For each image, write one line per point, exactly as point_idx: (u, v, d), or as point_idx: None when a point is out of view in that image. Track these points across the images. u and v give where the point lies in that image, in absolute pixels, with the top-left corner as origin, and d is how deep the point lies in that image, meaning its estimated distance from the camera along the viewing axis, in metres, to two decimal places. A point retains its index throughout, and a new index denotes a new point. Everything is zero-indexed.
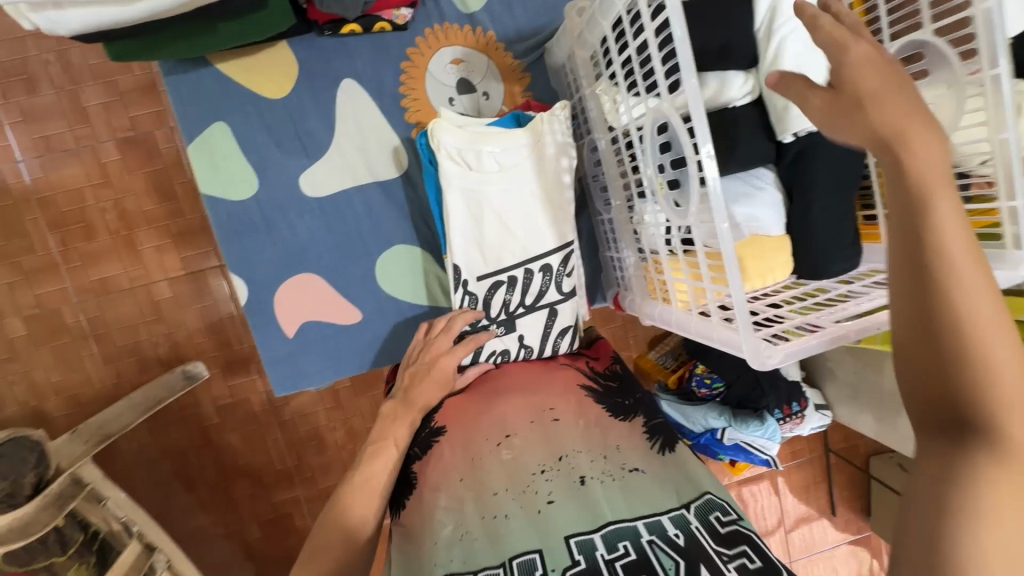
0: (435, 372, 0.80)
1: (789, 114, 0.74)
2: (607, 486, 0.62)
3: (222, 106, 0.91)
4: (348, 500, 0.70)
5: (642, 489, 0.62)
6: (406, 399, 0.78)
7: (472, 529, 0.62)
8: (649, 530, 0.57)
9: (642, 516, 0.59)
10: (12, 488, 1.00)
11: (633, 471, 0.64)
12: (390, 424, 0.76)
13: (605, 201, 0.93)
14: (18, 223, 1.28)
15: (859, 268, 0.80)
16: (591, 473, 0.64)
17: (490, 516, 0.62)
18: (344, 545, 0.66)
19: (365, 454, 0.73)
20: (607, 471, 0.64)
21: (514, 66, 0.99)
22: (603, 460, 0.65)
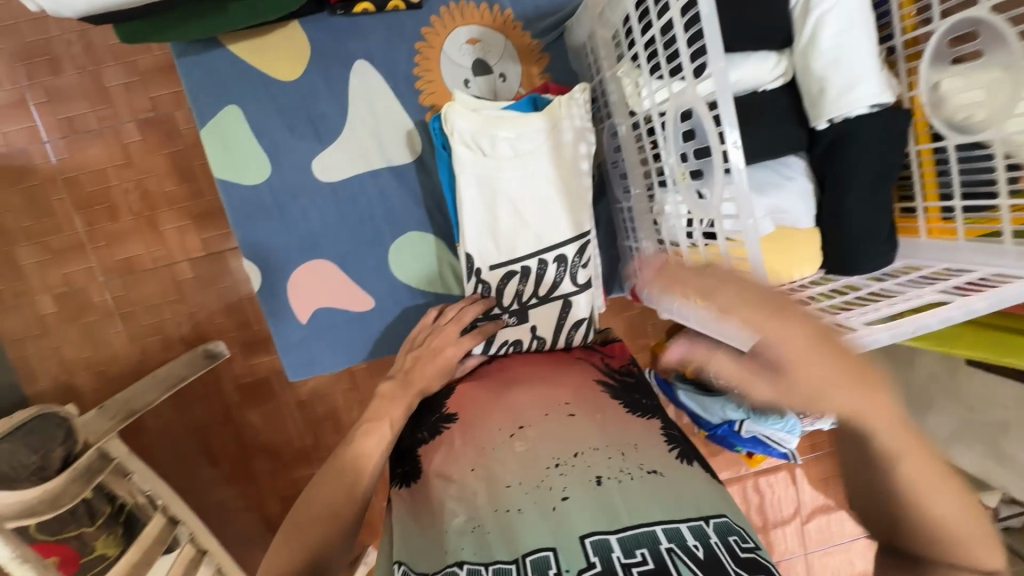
0: (438, 358, 0.79)
1: (826, 99, 0.70)
2: (625, 487, 0.60)
3: (236, 87, 0.90)
4: (334, 478, 0.69)
5: (662, 493, 0.60)
6: (405, 380, 0.77)
7: (484, 521, 0.60)
8: (668, 536, 0.54)
9: (661, 521, 0.56)
10: (43, 462, 1.03)
11: (653, 472, 0.62)
12: (386, 404, 0.75)
13: (624, 188, 0.90)
14: (46, 203, 1.30)
15: (894, 264, 0.76)
16: (608, 473, 0.62)
17: (503, 509, 0.61)
18: (328, 519, 0.67)
19: (359, 429, 0.73)
20: (625, 469, 0.62)
21: (532, 46, 0.95)
22: (621, 459, 0.63)
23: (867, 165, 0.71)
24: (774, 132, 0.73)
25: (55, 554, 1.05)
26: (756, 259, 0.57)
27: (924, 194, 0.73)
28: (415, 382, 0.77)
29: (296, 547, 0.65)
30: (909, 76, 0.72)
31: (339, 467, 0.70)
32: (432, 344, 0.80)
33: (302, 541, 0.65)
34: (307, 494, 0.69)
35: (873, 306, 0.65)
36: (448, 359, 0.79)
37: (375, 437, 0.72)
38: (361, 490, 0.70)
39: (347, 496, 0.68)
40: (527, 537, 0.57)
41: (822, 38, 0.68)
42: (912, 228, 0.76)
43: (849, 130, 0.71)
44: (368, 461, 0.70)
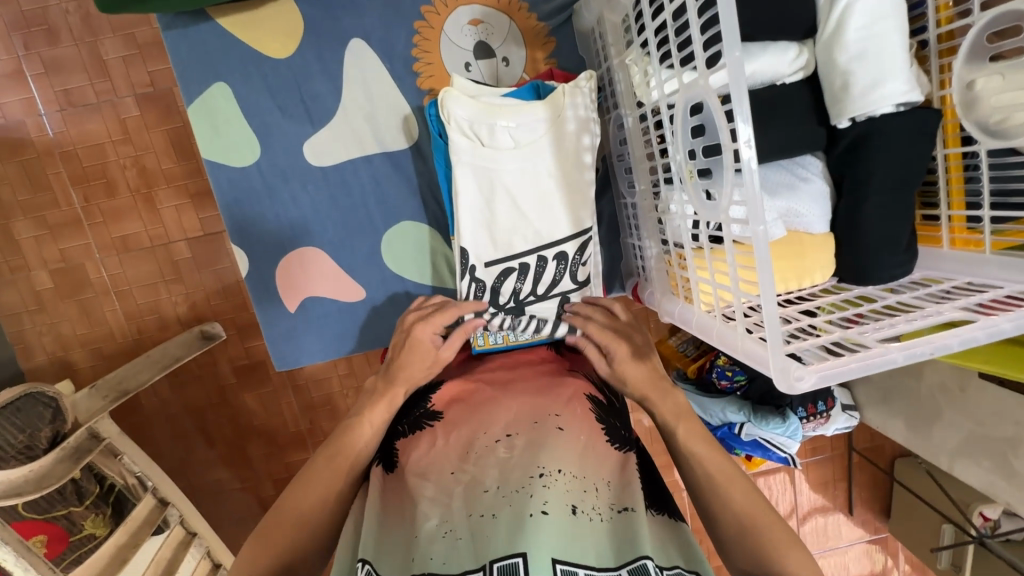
0: (411, 342, 0.77)
1: (848, 95, 0.65)
2: (596, 525, 0.57)
3: (229, 64, 0.86)
4: (307, 484, 0.68)
5: (631, 534, 0.56)
6: (389, 374, 0.76)
7: (457, 526, 0.56)
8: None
9: (627, 563, 0.53)
10: (29, 441, 1.01)
11: (623, 511, 0.59)
12: (373, 400, 0.74)
13: (629, 184, 0.85)
14: (42, 177, 1.28)
15: (912, 276, 0.71)
16: (582, 506, 0.58)
17: (478, 514, 0.56)
18: (298, 524, 0.65)
19: (340, 427, 0.72)
20: (597, 508, 0.59)
21: (538, 29, 0.90)
22: (595, 494, 0.59)
23: (888, 169, 0.67)
24: (791, 131, 0.69)
25: (41, 532, 1.03)
26: (766, 267, 0.52)
27: (949, 202, 0.69)
28: (400, 375, 0.75)
29: (264, 551, 0.63)
30: (941, 73, 0.66)
31: (315, 470, 0.68)
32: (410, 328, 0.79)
33: (271, 547, 0.64)
34: (281, 501, 0.67)
35: (887, 323, 0.60)
36: (421, 341, 0.76)
37: (356, 438, 0.70)
38: (332, 497, 0.68)
39: (317, 504, 0.67)
40: (498, 544, 0.53)
41: (848, 31, 0.63)
42: (935, 237, 0.72)
43: (872, 131, 0.66)
44: (343, 463, 0.68)
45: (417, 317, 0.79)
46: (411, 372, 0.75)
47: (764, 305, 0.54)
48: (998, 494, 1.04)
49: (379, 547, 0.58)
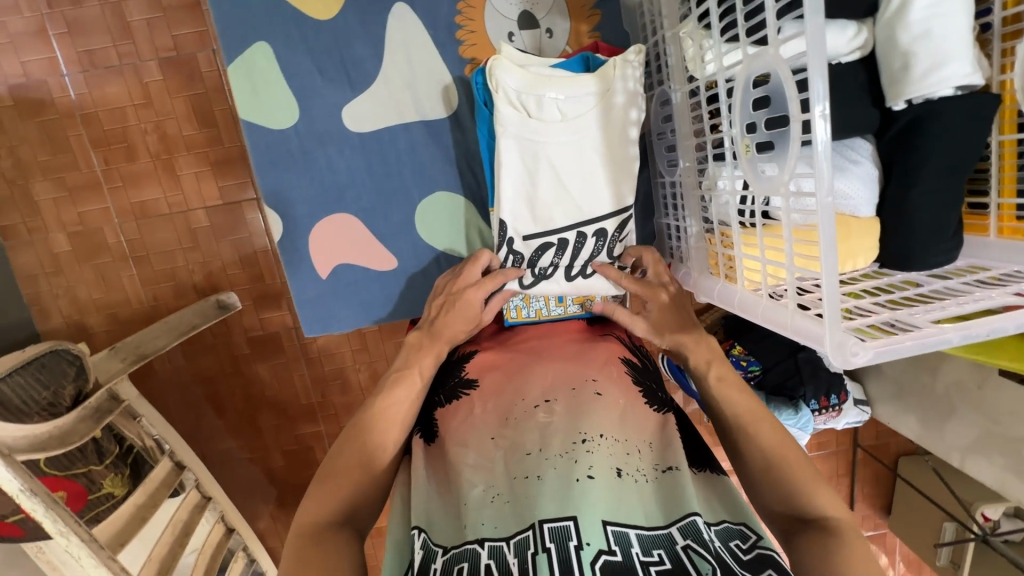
0: (460, 302, 0.77)
1: (908, 77, 0.64)
2: (641, 487, 0.58)
3: (267, 26, 0.85)
4: (344, 447, 0.66)
5: (676, 491, 0.57)
6: (432, 330, 0.76)
7: (502, 490, 0.58)
8: (684, 534, 0.53)
9: (676, 520, 0.54)
10: (53, 399, 1.03)
11: (668, 470, 0.59)
12: (414, 354, 0.74)
13: (670, 162, 0.84)
14: (62, 138, 1.27)
15: (957, 264, 0.71)
16: (627, 468, 0.58)
17: (523, 476, 0.58)
18: (358, 470, 0.64)
19: (389, 379, 0.71)
20: (641, 470, 0.59)
21: (584, 1, 0.88)
22: (638, 456, 0.60)
23: (944, 152, 0.66)
24: (846, 109, 0.68)
25: (63, 489, 1.00)
26: (828, 243, 0.52)
27: (1001, 190, 0.68)
28: (443, 332, 0.76)
29: (326, 496, 0.62)
30: (1002, 58, 0.66)
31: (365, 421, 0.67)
32: (457, 289, 0.79)
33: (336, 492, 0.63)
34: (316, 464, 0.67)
35: (936, 306, 0.61)
36: (472, 301, 0.77)
37: (406, 387, 0.71)
38: None
39: None
40: (545, 506, 0.53)
41: (914, 9, 0.62)
42: (982, 226, 0.71)
43: (930, 113, 0.65)
44: (399, 412, 0.69)
45: (462, 283, 0.79)
46: (456, 328, 0.77)
47: (823, 282, 0.54)
48: (1008, 490, 1.04)
49: (431, 515, 0.59)
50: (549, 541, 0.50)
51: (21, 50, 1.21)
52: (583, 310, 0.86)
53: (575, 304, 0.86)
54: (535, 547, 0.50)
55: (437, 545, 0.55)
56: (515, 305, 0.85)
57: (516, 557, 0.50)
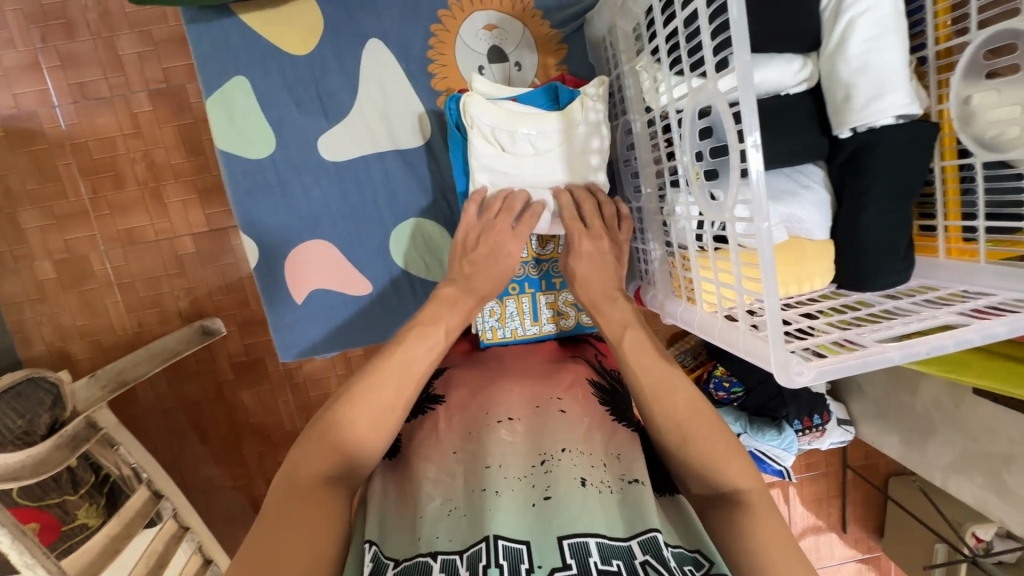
0: (498, 255, 0.76)
1: (850, 107, 0.67)
2: (605, 497, 0.58)
3: (246, 61, 0.88)
4: None
5: (637, 507, 0.57)
6: (468, 286, 0.75)
7: (459, 503, 0.58)
8: (644, 549, 0.53)
9: (637, 534, 0.54)
10: (27, 428, 1.03)
11: (633, 482, 0.60)
12: (447, 308, 0.72)
13: (635, 188, 0.87)
14: (51, 167, 1.29)
15: (910, 283, 0.73)
16: (591, 478, 0.59)
17: (479, 489, 0.58)
18: (366, 430, 0.60)
19: (412, 332, 0.68)
20: (606, 480, 0.60)
21: (551, 35, 0.93)
22: (604, 469, 0.61)
23: (888, 177, 0.69)
24: (797, 136, 0.71)
25: (36, 520, 1.02)
26: (769, 269, 0.55)
27: (945, 212, 0.70)
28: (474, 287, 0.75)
29: None
30: (939, 88, 0.69)
31: (393, 366, 0.64)
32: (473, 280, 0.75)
33: None
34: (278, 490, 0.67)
35: (884, 325, 0.62)
36: (511, 257, 0.76)
37: (429, 342, 0.68)
38: None
39: None
40: (501, 521, 0.54)
41: (852, 43, 0.66)
42: (931, 247, 0.74)
43: (871, 141, 0.68)
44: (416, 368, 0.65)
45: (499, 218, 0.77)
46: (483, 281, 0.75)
47: (766, 304, 0.56)
48: (990, 509, 1.04)
49: (384, 530, 0.58)
50: (502, 557, 0.50)
51: (13, 83, 1.24)
52: (557, 329, 0.88)
53: (550, 323, 0.88)
54: (487, 560, 0.50)
55: (388, 558, 0.55)
56: (490, 327, 0.86)
57: (468, 571, 0.51)
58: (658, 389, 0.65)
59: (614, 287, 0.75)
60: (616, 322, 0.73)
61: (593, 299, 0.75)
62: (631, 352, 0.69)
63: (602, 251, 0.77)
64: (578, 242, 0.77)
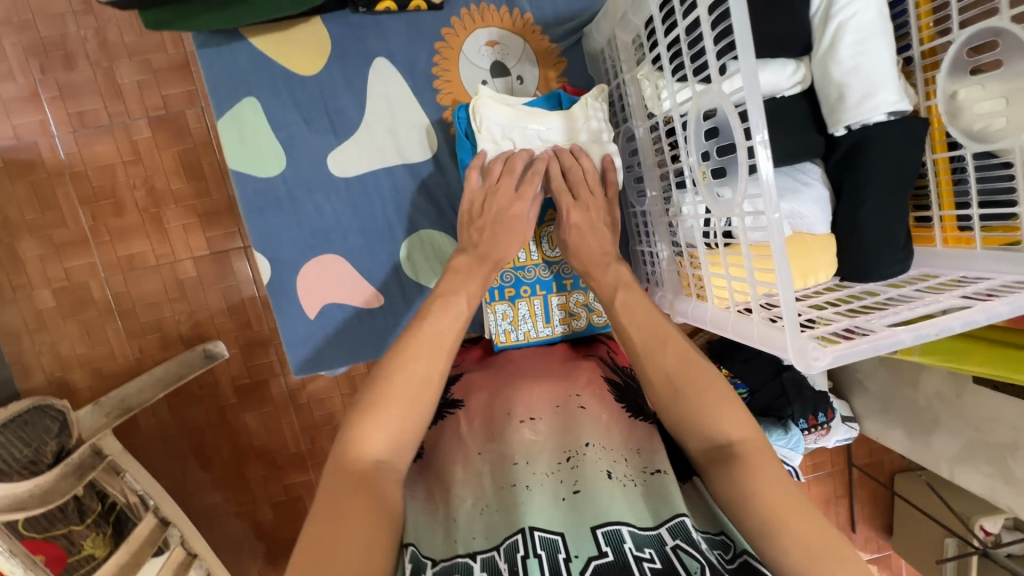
0: (506, 217, 0.76)
1: (844, 105, 0.70)
2: (629, 490, 0.59)
3: (254, 82, 0.91)
4: None
5: (664, 494, 0.58)
6: (478, 251, 0.75)
7: (489, 501, 0.59)
8: (673, 534, 0.54)
9: (665, 521, 0.55)
10: (34, 455, 1.02)
11: (656, 473, 0.61)
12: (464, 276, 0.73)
13: (638, 192, 0.89)
14: (50, 196, 1.30)
15: (910, 272, 0.75)
16: (616, 472, 0.60)
17: (509, 485, 0.59)
18: (406, 402, 0.60)
19: (436, 303, 0.69)
20: (629, 474, 0.61)
21: (550, 50, 0.96)
22: (626, 463, 0.62)
23: (886, 168, 0.71)
24: (794, 136, 0.74)
25: (42, 552, 1.00)
26: (782, 260, 0.57)
27: (940, 203, 0.74)
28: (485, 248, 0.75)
29: None
30: (926, 86, 0.73)
31: (421, 336, 0.65)
32: None
33: None
34: None
35: (890, 311, 0.65)
36: (518, 217, 0.76)
37: (452, 313, 0.68)
38: None
39: None
40: (535, 512, 0.55)
41: (842, 45, 0.69)
42: (929, 237, 0.76)
43: (866, 137, 0.71)
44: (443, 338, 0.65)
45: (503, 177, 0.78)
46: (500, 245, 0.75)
47: (780, 293, 0.58)
48: (1000, 498, 1.05)
49: (418, 529, 0.59)
50: (539, 547, 0.52)
51: (12, 114, 1.26)
52: (568, 331, 0.90)
53: (561, 324, 0.89)
54: (525, 552, 0.52)
55: (427, 557, 0.55)
56: (503, 330, 0.88)
57: (507, 562, 0.52)
58: (650, 340, 0.66)
59: (607, 255, 0.76)
60: (609, 285, 0.74)
61: (588, 267, 0.76)
62: (623, 313, 0.70)
63: (591, 221, 0.78)
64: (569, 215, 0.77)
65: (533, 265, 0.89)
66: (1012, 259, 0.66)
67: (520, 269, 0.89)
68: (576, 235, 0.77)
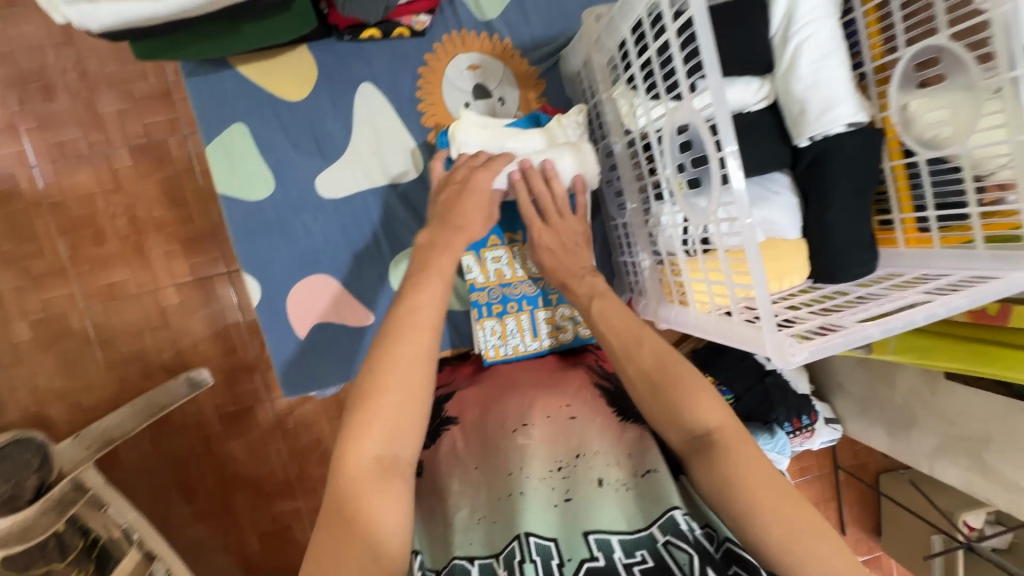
0: (471, 188, 0.76)
1: (805, 119, 0.75)
2: (621, 496, 0.60)
3: (241, 109, 0.93)
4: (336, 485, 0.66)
5: (654, 495, 0.59)
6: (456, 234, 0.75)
7: (486, 512, 0.61)
8: (664, 530, 0.56)
9: (656, 520, 0.57)
10: (14, 492, 1.00)
11: (648, 473, 0.62)
12: (435, 253, 0.70)
13: (619, 205, 0.93)
14: (28, 227, 1.29)
15: (877, 272, 0.80)
16: (608, 477, 0.61)
17: (504, 496, 0.61)
18: (399, 397, 0.58)
19: (409, 283, 0.67)
20: (621, 479, 0.62)
21: (529, 72, 1.00)
22: (618, 467, 0.62)
23: (847, 176, 0.76)
24: (762, 149, 0.79)
25: None
26: (756, 264, 0.60)
27: (900, 205, 0.79)
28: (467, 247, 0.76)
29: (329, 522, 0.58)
30: (880, 99, 0.78)
31: (403, 329, 0.62)
32: None
33: None
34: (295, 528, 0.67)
35: (860, 308, 0.69)
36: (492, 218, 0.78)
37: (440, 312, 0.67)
38: None
39: None
40: (530, 518, 0.57)
41: (801, 63, 0.74)
42: (893, 239, 0.81)
43: (825, 149, 0.76)
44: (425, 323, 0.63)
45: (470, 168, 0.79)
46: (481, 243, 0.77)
47: (756, 294, 0.61)
48: (978, 491, 1.09)
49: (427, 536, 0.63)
50: (534, 552, 0.54)
51: None
52: (555, 343, 0.91)
53: (549, 337, 0.91)
54: (521, 557, 0.54)
55: (431, 569, 0.59)
56: (492, 345, 0.90)
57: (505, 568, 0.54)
58: (627, 345, 0.67)
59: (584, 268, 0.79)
60: (584, 296, 0.76)
61: (564, 281, 0.80)
62: (600, 322, 0.71)
63: (562, 242, 0.82)
64: (541, 237, 0.82)
65: (519, 282, 0.93)
66: (966, 255, 0.71)
67: (506, 286, 0.93)
68: (549, 256, 0.82)
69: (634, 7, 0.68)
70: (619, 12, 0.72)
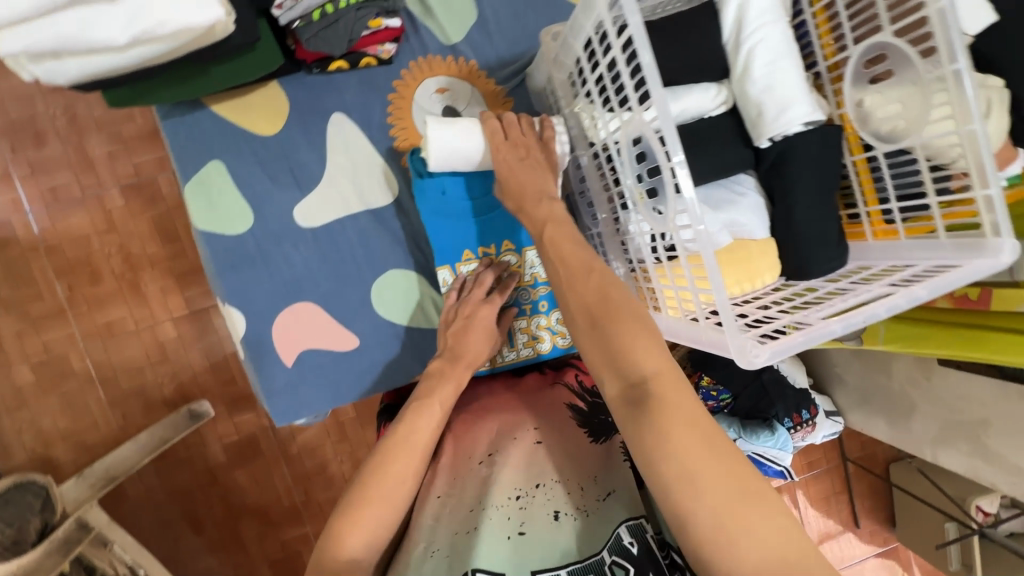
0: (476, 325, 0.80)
1: (764, 120, 0.76)
2: (573, 525, 0.63)
3: (219, 147, 0.95)
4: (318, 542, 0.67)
5: (605, 521, 0.63)
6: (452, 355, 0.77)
7: (442, 546, 0.62)
8: (611, 552, 0.60)
9: (604, 543, 0.61)
10: (18, 535, 0.98)
11: (609, 495, 0.66)
12: (437, 382, 0.74)
13: (592, 216, 0.94)
14: (26, 271, 1.31)
15: (848, 266, 0.80)
16: (563, 509, 0.64)
17: (462, 531, 0.62)
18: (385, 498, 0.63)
19: (410, 409, 0.70)
20: (580, 505, 0.65)
21: (498, 91, 1.02)
22: (580, 494, 0.66)
23: (808, 176, 0.77)
24: (722, 153, 0.80)
25: None
26: (713, 270, 0.61)
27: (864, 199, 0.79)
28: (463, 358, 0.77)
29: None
30: (836, 97, 0.79)
31: (395, 440, 0.67)
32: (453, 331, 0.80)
33: None
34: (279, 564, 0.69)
35: (826, 304, 0.69)
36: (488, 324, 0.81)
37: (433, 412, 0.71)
38: None
39: None
40: (483, 553, 0.59)
41: (754, 66, 0.76)
42: (861, 232, 0.82)
43: (790, 147, 0.77)
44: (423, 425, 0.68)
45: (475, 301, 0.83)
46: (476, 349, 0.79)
47: (716, 298, 0.62)
48: (982, 476, 1.08)
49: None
50: None
51: None
52: (535, 352, 0.93)
53: (527, 347, 0.93)
54: None
55: None
56: None
57: None
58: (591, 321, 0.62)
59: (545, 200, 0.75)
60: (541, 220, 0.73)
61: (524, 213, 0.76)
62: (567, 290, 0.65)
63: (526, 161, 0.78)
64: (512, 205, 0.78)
65: None
66: (926, 244, 0.72)
67: None
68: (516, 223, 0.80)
69: (583, 25, 0.70)
70: (570, 31, 0.74)
